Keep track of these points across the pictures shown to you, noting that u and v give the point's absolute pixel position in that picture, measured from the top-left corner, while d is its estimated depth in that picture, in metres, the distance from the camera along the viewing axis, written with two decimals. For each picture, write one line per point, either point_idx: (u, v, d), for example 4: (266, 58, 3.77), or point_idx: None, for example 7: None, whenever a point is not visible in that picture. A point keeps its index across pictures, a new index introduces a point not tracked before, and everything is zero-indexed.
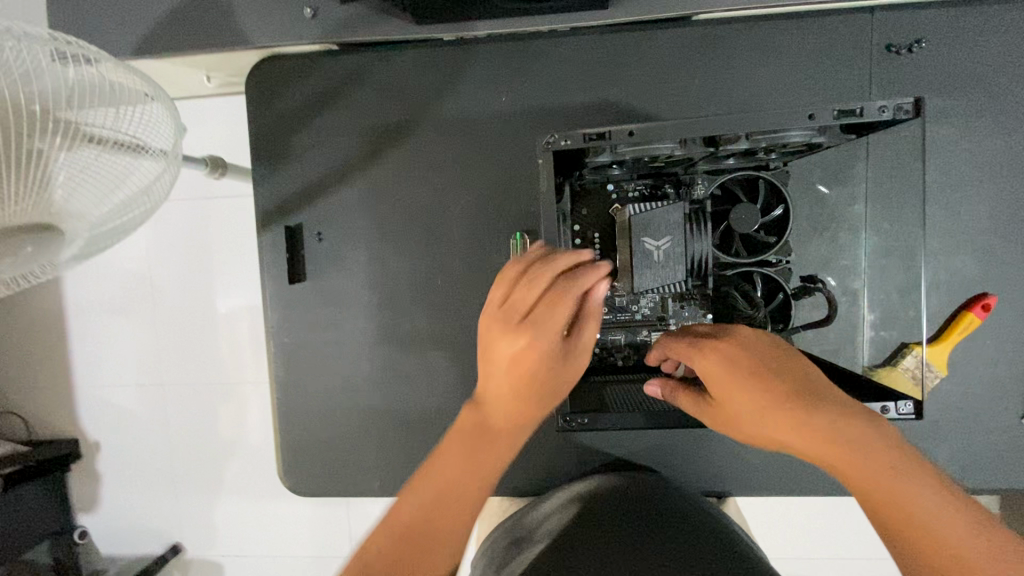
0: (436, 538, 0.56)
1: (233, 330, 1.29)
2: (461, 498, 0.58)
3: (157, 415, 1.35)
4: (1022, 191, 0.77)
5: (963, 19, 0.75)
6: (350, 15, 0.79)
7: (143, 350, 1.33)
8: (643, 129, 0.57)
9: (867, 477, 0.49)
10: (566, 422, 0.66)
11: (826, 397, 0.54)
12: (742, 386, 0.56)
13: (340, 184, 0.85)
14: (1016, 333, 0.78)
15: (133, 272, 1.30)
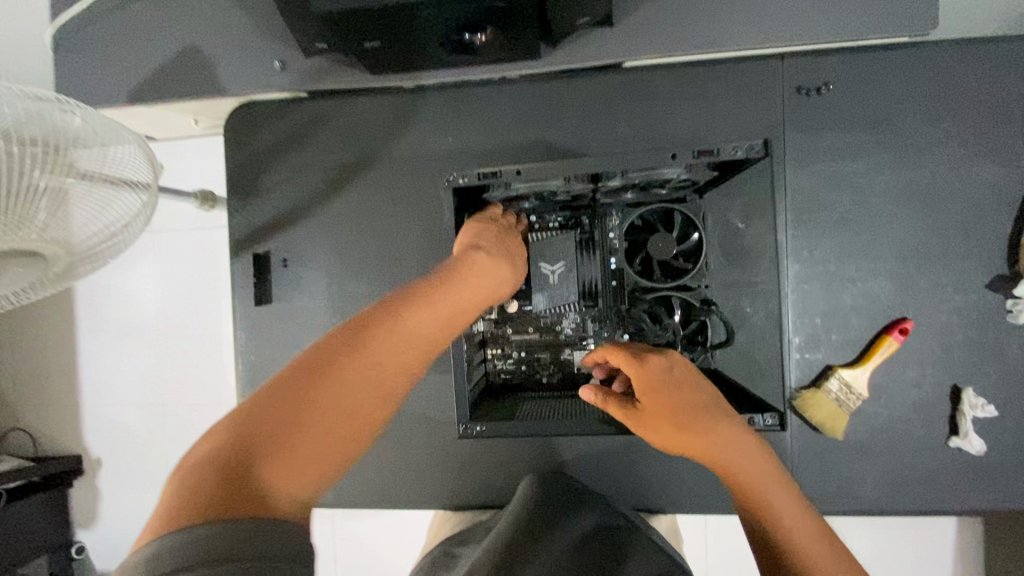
0: (305, 454, 0.46)
1: (221, 351, 1.37)
2: (347, 399, 0.49)
3: (151, 432, 1.43)
4: (934, 219, 0.81)
5: (869, 63, 0.82)
6: (314, 67, 0.89)
7: (140, 370, 1.42)
8: (530, 167, 0.64)
9: (747, 471, 0.62)
10: (466, 429, 0.71)
11: (727, 412, 0.65)
12: (671, 396, 0.65)
13: (304, 215, 0.93)
14: (937, 356, 0.81)
15: (133, 296, 1.41)
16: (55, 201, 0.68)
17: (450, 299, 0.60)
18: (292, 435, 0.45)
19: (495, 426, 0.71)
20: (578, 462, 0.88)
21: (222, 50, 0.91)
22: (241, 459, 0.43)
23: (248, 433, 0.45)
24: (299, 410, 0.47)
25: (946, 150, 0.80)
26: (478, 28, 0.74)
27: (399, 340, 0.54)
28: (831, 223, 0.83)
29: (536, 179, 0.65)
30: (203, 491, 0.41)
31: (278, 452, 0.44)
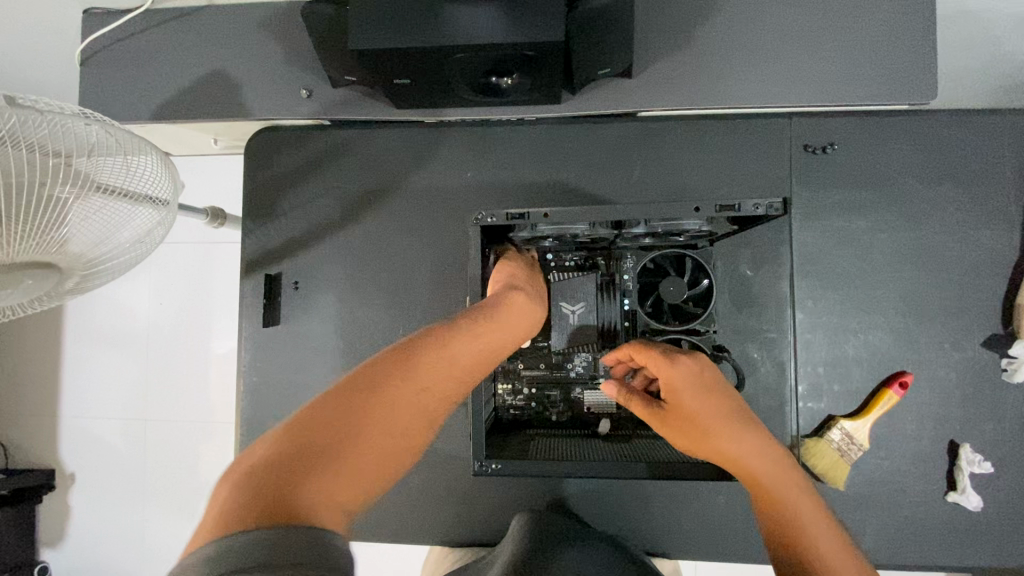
0: (356, 468, 0.47)
1: (212, 367, 1.35)
2: (394, 422, 0.51)
3: (133, 449, 1.39)
4: (932, 277, 0.84)
5: (872, 126, 0.86)
6: (339, 97, 0.91)
7: (129, 384, 1.39)
8: (555, 212, 0.64)
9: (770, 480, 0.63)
10: (482, 466, 0.69)
11: (751, 418, 0.67)
12: (697, 397, 0.66)
13: (319, 239, 0.94)
14: (936, 411, 0.83)
15: (129, 308, 1.38)
16: (65, 214, 0.67)
17: (483, 333, 0.63)
18: (344, 449, 0.47)
19: (512, 464, 0.69)
20: (580, 502, 0.88)
21: (249, 75, 0.93)
22: (292, 470, 0.44)
23: (299, 446, 0.46)
24: (348, 427, 0.49)
25: (943, 213, 0.84)
26: (505, 72, 0.77)
27: (436, 371, 0.57)
28: (833, 276, 0.86)
29: (560, 224, 0.66)
30: (257, 497, 0.41)
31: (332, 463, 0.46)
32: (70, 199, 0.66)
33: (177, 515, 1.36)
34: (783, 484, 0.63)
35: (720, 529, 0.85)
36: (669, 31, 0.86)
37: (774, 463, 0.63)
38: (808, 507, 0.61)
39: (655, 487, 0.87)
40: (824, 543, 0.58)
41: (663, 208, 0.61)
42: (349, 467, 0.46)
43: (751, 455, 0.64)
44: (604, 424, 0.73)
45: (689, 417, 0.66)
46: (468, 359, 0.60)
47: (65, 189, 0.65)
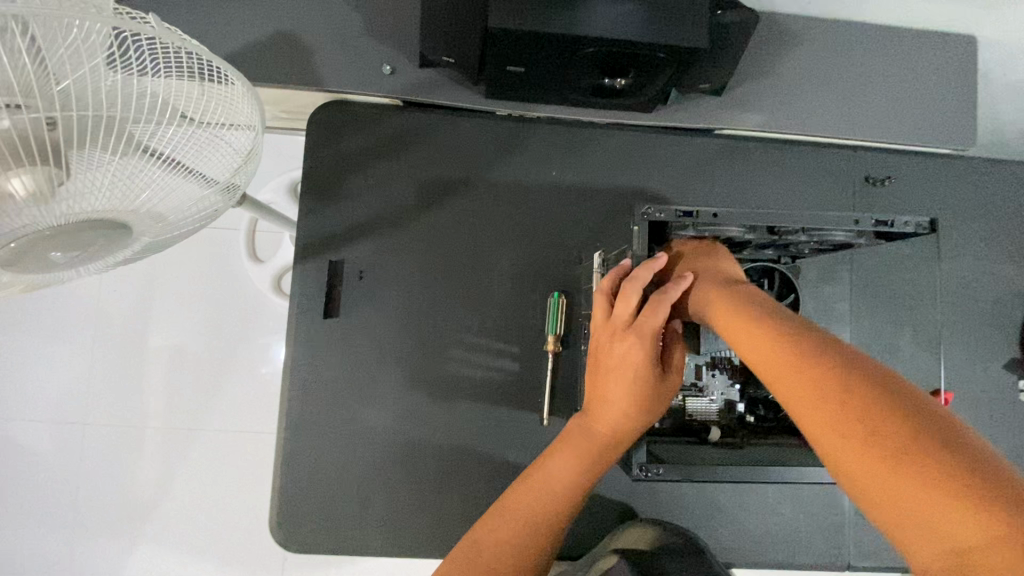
0: (542, 508, 0.57)
1: (157, 362, 1.29)
2: (581, 461, 0.58)
3: (69, 453, 1.26)
4: (967, 305, 0.94)
5: (920, 165, 0.95)
6: (426, 78, 0.86)
7: (70, 382, 1.27)
8: (726, 212, 0.59)
9: (778, 368, 0.47)
10: (641, 471, 0.63)
11: (768, 308, 0.52)
12: (702, 297, 0.57)
13: (388, 227, 0.87)
14: (966, 424, 0.92)
15: (81, 295, 1.29)
16: (109, 175, 0.54)
17: (623, 381, 0.58)
18: (536, 494, 0.58)
19: (672, 468, 0.63)
20: (652, 511, 0.86)
21: (325, 41, 0.85)
22: (501, 518, 0.57)
23: (505, 498, 0.58)
24: (534, 476, 0.59)
25: (976, 247, 0.95)
26: (620, 74, 0.77)
27: (607, 417, 0.58)
28: (892, 298, 0.92)
29: (716, 226, 0.60)
30: (474, 544, 0.55)
31: (520, 507, 0.57)
32: (111, 157, 0.53)
33: (121, 531, 1.25)
34: (830, 400, 0.43)
35: (785, 539, 0.87)
36: (756, 56, 0.91)
37: (814, 371, 0.45)
38: (872, 429, 0.40)
39: (725, 495, 0.88)
40: (843, 440, 0.41)
41: (823, 218, 0.60)
42: (535, 510, 0.57)
43: (786, 362, 0.47)
44: (713, 432, 0.74)
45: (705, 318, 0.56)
46: (639, 398, 0.58)
47: (102, 142, 0.51)
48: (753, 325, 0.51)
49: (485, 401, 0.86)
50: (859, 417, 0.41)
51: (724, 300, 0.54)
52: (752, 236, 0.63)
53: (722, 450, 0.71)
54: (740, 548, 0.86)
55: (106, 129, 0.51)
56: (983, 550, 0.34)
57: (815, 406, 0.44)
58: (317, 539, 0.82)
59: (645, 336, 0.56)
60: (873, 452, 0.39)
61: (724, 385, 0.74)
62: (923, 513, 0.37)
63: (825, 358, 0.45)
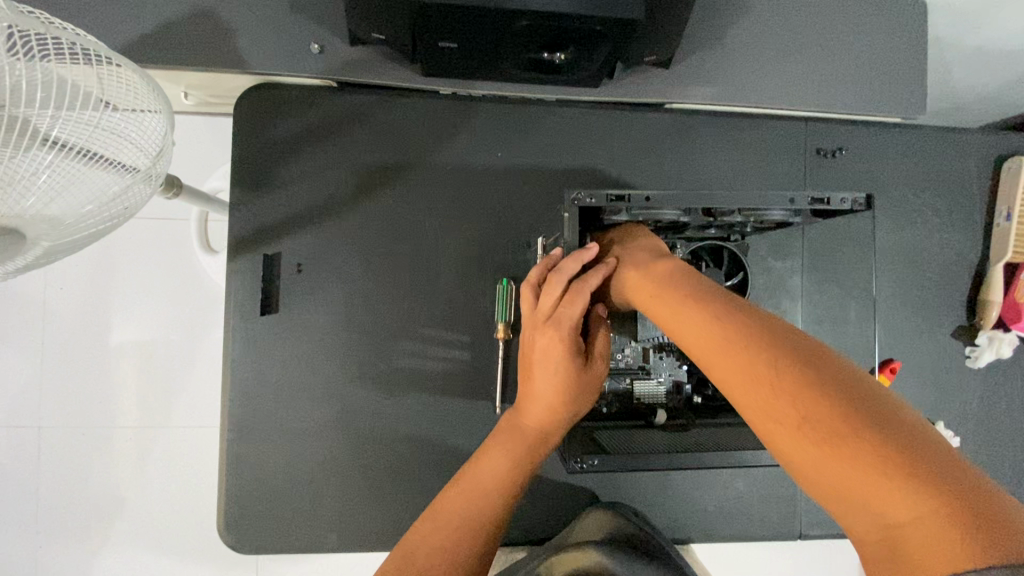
0: (478, 506, 0.58)
1: (108, 361, 1.24)
2: (511, 455, 0.60)
3: (20, 459, 1.22)
4: (916, 275, 0.94)
5: (871, 135, 0.94)
6: (358, 56, 0.81)
7: (20, 388, 1.22)
8: (659, 194, 0.58)
9: (719, 353, 0.46)
10: (577, 463, 0.63)
11: (703, 291, 0.51)
12: (637, 284, 0.55)
13: (326, 216, 0.83)
14: (913, 393, 0.93)
15: (19, 296, 1.22)
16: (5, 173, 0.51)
17: (547, 371, 0.59)
18: (472, 491, 0.59)
19: (605, 459, 0.63)
20: (608, 494, 0.87)
21: (247, 19, 0.79)
22: (436, 518, 0.57)
23: (441, 499, 0.59)
24: (471, 475, 0.60)
25: (925, 217, 0.95)
26: (559, 47, 0.73)
27: (535, 411, 0.60)
28: (843, 272, 0.92)
29: (651, 209, 0.59)
30: (409, 546, 0.55)
31: (456, 507, 0.58)
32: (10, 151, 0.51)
33: (83, 535, 1.23)
34: (766, 385, 0.42)
35: (739, 514, 0.89)
36: (703, 27, 0.88)
37: (751, 355, 0.44)
38: (806, 414, 0.39)
39: (679, 474, 0.88)
40: (784, 423, 0.41)
41: (760, 197, 0.59)
42: (471, 509, 0.57)
43: (720, 349, 0.46)
44: (660, 415, 0.73)
45: (643, 304, 0.55)
46: (564, 391, 0.59)
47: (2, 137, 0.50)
48: (692, 312, 0.49)
49: (436, 393, 0.84)
50: (799, 405, 0.40)
51: (660, 286, 0.53)
52: (689, 219, 0.61)
53: (668, 433, 0.71)
54: (694, 524, 0.88)
55: (2, 123, 0.50)
56: (912, 526, 0.35)
57: (757, 395, 0.43)
58: (269, 539, 0.81)
59: (563, 326, 0.57)
60: (811, 437, 0.39)
61: (671, 367, 0.74)
62: (864, 492, 0.36)
63: (764, 345, 0.44)
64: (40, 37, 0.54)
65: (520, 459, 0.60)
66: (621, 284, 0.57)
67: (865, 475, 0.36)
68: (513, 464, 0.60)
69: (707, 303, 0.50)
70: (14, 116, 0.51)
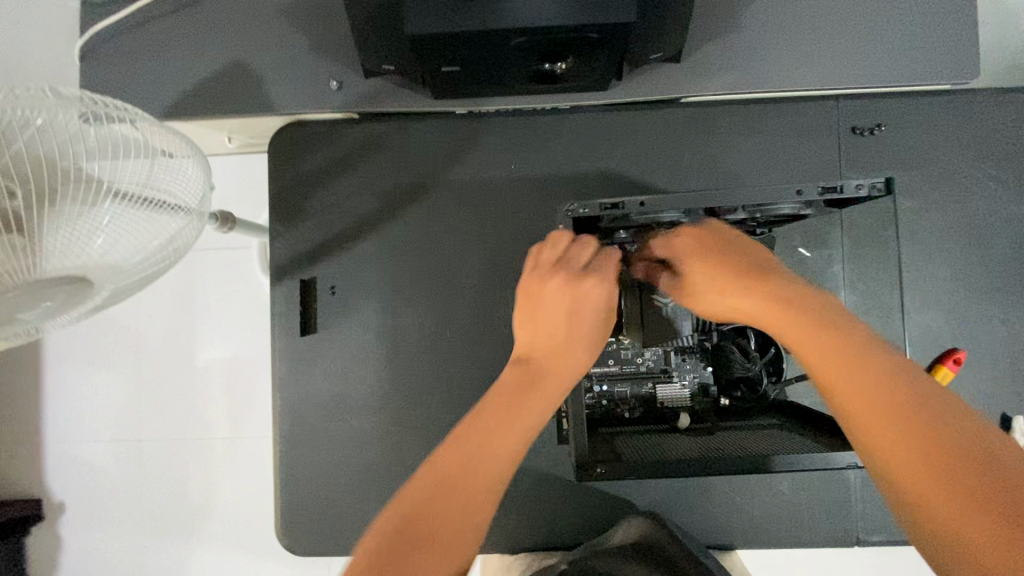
0: (462, 512, 0.50)
1: (190, 379, 1.38)
2: (509, 436, 0.55)
3: (126, 469, 1.38)
4: (979, 255, 0.85)
5: (915, 107, 0.87)
6: (373, 88, 0.86)
7: (121, 407, 1.39)
8: (654, 199, 0.57)
9: (827, 358, 0.49)
10: (584, 472, 0.62)
11: (811, 292, 0.53)
12: (716, 271, 0.56)
13: (354, 240, 0.89)
14: (985, 384, 0.85)
15: (117, 325, 1.39)
16: (73, 224, 0.59)
17: (559, 352, 0.59)
18: (453, 487, 0.51)
19: (615, 465, 0.62)
20: (642, 499, 0.86)
21: (273, 65, 0.86)
22: (407, 527, 0.49)
23: (415, 503, 0.50)
24: (453, 468, 0.52)
25: (987, 191, 0.86)
26: (559, 57, 0.73)
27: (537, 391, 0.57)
28: (888, 258, 0.86)
29: (649, 213, 0.58)
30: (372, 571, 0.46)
31: (434, 512, 0.50)
32: (76, 205, 0.59)
33: (180, 537, 1.37)
34: (877, 402, 0.46)
35: (786, 519, 0.84)
36: (713, 16, 0.85)
37: (863, 372, 0.47)
38: (910, 436, 0.44)
39: (719, 478, 0.85)
40: (886, 436, 0.45)
41: (765, 191, 0.57)
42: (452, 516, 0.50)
43: (828, 357, 0.49)
44: (685, 418, 0.72)
45: (720, 295, 0.56)
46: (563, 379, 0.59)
47: (70, 194, 0.58)
48: (798, 311, 0.51)
49: (466, 402, 0.87)
50: (910, 427, 0.44)
51: (751, 279, 0.54)
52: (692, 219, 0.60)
53: (693, 437, 0.69)
54: (736, 529, 0.85)
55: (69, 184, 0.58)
56: (975, 543, 0.40)
57: (856, 381, 0.47)
58: (320, 542, 0.87)
59: (586, 301, 0.60)
60: (917, 453, 0.43)
61: (694, 368, 0.74)
62: (956, 507, 0.41)
63: (873, 365, 0.47)
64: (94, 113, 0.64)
65: (520, 445, 0.55)
66: (683, 270, 0.58)
67: (958, 493, 0.41)
68: (502, 454, 0.54)
69: (814, 304, 0.52)
70: (78, 177, 0.59)
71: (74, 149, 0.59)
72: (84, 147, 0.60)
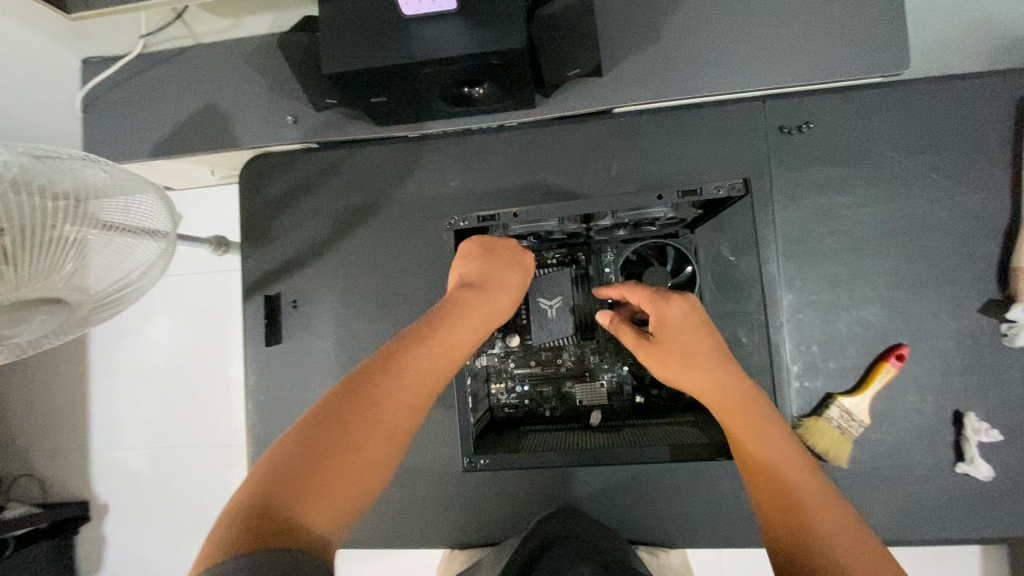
0: (354, 461, 0.49)
1: (206, 386, 1.40)
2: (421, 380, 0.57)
3: (155, 475, 1.42)
4: (921, 248, 0.83)
5: (846, 102, 0.86)
6: (324, 120, 0.95)
7: (148, 416, 1.43)
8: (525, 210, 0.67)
9: (774, 440, 0.58)
10: (470, 462, 0.68)
11: (748, 385, 0.63)
12: (725, 357, 0.65)
13: (313, 258, 0.97)
14: (933, 381, 0.82)
15: (136, 338, 1.43)
16: (68, 251, 0.73)
17: (478, 308, 0.64)
18: (347, 436, 0.50)
19: (501, 457, 0.67)
20: (583, 497, 0.88)
21: (239, 106, 0.97)
22: (292, 470, 0.47)
23: (301, 449, 0.48)
24: (346, 418, 0.51)
25: (927, 181, 0.84)
26: (476, 82, 0.80)
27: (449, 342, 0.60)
28: (822, 255, 0.86)
29: (526, 222, 0.68)
30: (248, 514, 0.44)
31: (324, 457, 0.48)
32: (73, 234, 0.73)
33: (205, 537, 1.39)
34: (801, 477, 0.55)
35: (725, 517, 0.85)
36: (634, 30, 0.88)
37: (805, 456, 0.58)
38: (809, 503, 0.52)
39: (657, 477, 0.87)
40: (822, 502, 0.53)
41: (626, 199, 0.64)
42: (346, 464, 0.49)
43: (792, 443, 0.59)
44: (595, 416, 0.77)
45: (700, 365, 0.64)
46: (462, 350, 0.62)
47: (69, 225, 0.72)
48: (760, 403, 0.62)
49: None
50: (806, 498, 0.53)
51: (740, 371, 0.64)
52: (568, 226, 0.69)
53: (599, 434, 0.73)
54: (676, 528, 0.86)
55: (69, 217, 0.72)
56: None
57: (798, 459, 0.57)
58: None
59: (511, 262, 0.69)
60: (800, 513, 0.52)
61: (611, 369, 0.77)
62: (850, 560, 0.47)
63: (794, 448, 0.58)
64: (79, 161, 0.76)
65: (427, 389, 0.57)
66: (664, 321, 0.67)
67: (863, 550, 0.48)
68: (396, 408, 0.54)
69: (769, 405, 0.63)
70: (76, 212, 0.73)
71: (72, 188, 0.73)
72: (81, 186, 0.74)
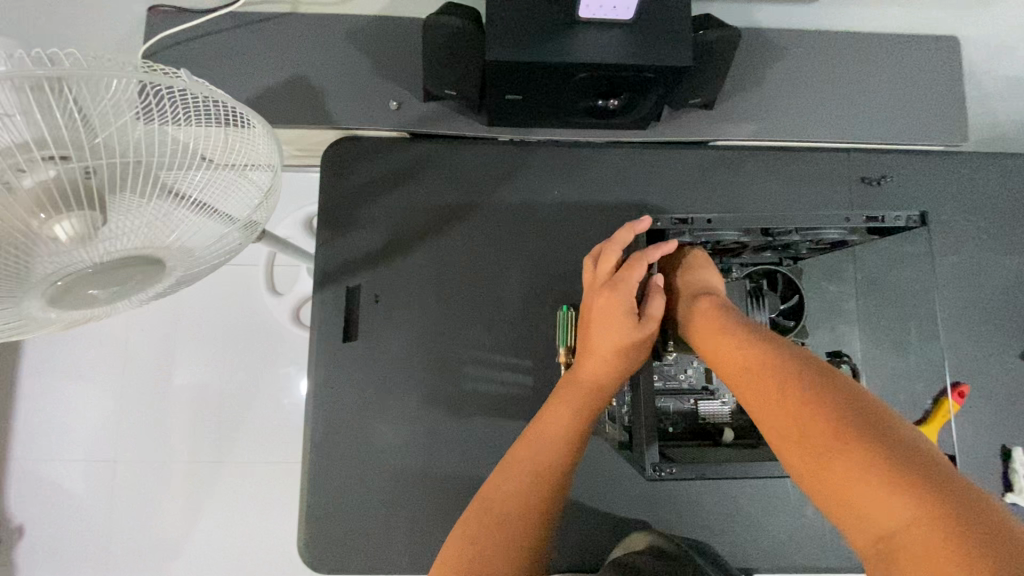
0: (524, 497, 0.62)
1: (180, 393, 1.19)
2: (573, 407, 0.66)
3: (99, 498, 1.16)
4: (974, 297, 0.94)
5: (916, 163, 0.97)
6: (430, 111, 0.92)
7: (98, 423, 1.17)
8: (719, 218, 0.70)
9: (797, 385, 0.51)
10: (656, 471, 0.64)
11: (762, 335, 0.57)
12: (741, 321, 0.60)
13: (400, 252, 0.92)
14: (986, 418, 0.91)
15: (101, 330, 1.20)
16: (124, 216, 0.53)
17: (604, 329, 0.68)
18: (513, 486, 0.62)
19: (690, 468, 0.65)
20: (672, 521, 0.87)
21: (335, 82, 0.91)
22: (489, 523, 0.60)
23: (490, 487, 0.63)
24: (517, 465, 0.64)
25: (979, 240, 0.96)
26: (613, 94, 0.81)
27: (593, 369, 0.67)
28: (896, 295, 0.94)
29: (713, 231, 0.70)
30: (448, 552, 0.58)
31: (511, 504, 0.61)
32: (132, 197, 0.52)
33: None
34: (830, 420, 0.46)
35: (804, 541, 0.87)
36: (745, 72, 0.95)
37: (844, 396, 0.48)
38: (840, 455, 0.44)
39: (743, 499, 0.88)
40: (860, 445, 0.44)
41: (811, 217, 0.69)
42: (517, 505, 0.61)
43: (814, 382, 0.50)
44: (727, 433, 0.76)
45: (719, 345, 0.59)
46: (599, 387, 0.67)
47: (126, 183, 0.51)
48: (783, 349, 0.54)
49: (501, 415, 0.88)
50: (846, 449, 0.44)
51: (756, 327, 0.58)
52: (750, 238, 0.71)
53: (735, 449, 0.73)
54: (760, 553, 0.87)
55: (127, 171, 0.51)
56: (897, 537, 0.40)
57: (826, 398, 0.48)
58: (344, 558, 0.84)
59: (619, 288, 0.68)
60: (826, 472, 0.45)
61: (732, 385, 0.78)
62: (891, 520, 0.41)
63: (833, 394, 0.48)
64: (166, 91, 0.54)
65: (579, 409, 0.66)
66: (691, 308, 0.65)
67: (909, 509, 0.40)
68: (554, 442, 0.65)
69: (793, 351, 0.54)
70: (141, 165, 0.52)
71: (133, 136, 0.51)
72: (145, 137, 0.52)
